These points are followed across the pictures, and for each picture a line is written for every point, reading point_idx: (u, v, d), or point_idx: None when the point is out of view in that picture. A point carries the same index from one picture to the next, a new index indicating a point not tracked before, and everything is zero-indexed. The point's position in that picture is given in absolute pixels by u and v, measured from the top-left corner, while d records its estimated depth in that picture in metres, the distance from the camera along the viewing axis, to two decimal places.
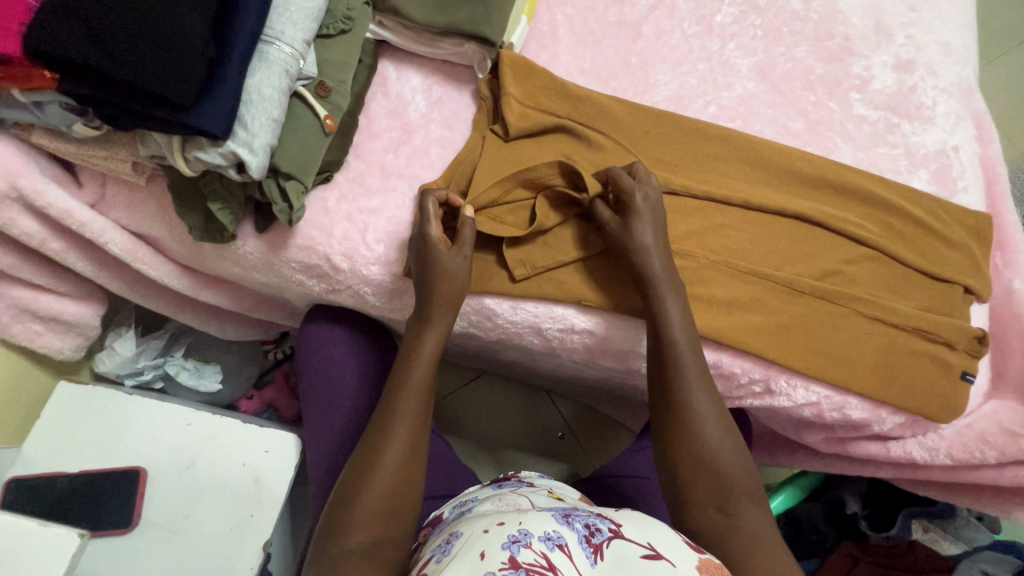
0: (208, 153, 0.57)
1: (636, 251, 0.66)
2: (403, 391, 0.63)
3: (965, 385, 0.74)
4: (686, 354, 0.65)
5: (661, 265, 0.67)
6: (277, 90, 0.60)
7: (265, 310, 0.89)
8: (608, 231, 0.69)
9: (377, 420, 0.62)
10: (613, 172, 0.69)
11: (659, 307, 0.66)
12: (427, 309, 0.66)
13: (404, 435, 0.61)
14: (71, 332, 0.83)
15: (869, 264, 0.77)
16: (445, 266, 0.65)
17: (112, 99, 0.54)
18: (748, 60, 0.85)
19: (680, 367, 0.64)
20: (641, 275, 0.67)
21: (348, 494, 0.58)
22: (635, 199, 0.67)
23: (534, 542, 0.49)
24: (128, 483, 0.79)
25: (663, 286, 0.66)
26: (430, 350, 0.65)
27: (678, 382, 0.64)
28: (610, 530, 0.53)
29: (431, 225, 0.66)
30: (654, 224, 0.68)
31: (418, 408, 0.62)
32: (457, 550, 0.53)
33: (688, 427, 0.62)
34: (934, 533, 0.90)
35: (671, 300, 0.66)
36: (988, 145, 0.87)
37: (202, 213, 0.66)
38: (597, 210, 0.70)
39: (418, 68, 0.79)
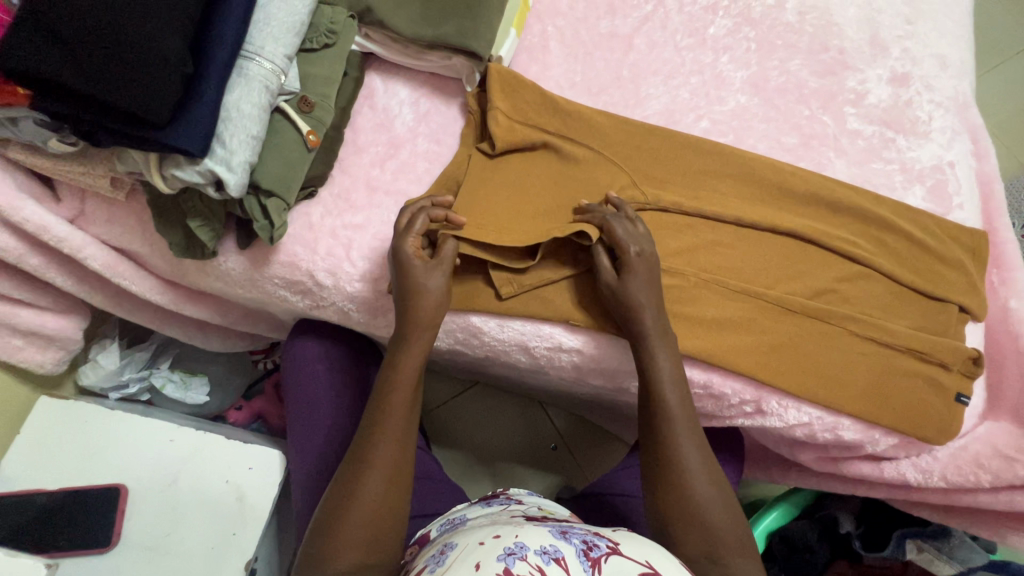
0: (186, 171, 0.56)
1: (631, 306, 0.65)
2: (386, 413, 0.61)
3: (959, 406, 0.73)
4: (676, 407, 0.65)
5: (656, 317, 0.65)
6: (257, 107, 0.59)
7: (251, 323, 0.88)
8: (603, 282, 0.67)
9: (360, 439, 0.61)
10: (608, 224, 0.67)
11: (650, 359, 0.65)
12: (408, 330, 0.64)
13: (387, 458, 0.59)
14: (52, 346, 0.81)
15: (863, 282, 0.75)
16: (424, 288, 0.64)
17: (86, 116, 0.52)
18: (742, 73, 0.84)
19: (670, 422, 0.65)
20: (635, 329, 0.66)
21: (332, 520, 0.57)
22: (631, 260, 0.66)
23: (529, 555, 0.49)
24: (108, 501, 0.77)
25: (651, 337, 0.65)
26: (413, 364, 0.64)
27: (666, 434, 0.65)
28: (607, 547, 0.51)
29: (409, 238, 0.64)
30: (650, 274, 0.66)
31: (401, 431, 0.61)
32: (451, 561, 0.51)
33: (678, 482, 0.62)
34: (928, 552, 0.86)
35: (664, 354, 0.65)
36: (985, 160, 0.86)
37: (182, 230, 0.65)
38: (597, 254, 0.68)
39: (406, 81, 0.78)
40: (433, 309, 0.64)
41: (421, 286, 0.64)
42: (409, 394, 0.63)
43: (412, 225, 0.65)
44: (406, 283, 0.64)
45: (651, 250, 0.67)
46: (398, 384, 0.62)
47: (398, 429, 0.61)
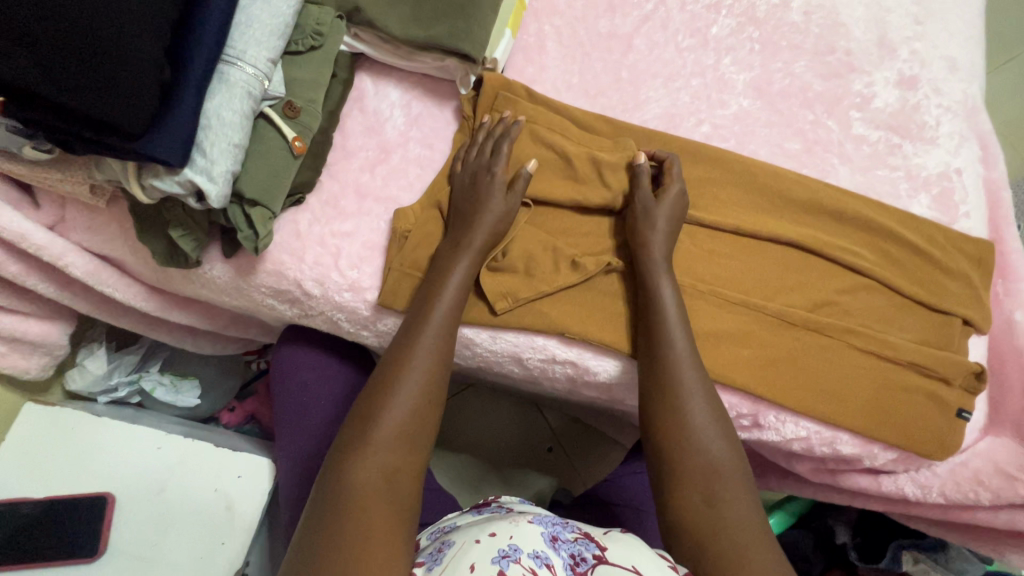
0: (164, 181, 0.54)
1: (648, 236, 0.67)
2: (421, 327, 0.61)
3: (960, 422, 0.71)
4: (678, 334, 0.64)
5: (666, 248, 0.67)
6: (238, 114, 0.56)
7: (241, 328, 0.86)
8: (638, 198, 0.69)
9: (394, 349, 0.61)
10: (670, 158, 0.71)
11: (651, 287, 0.66)
12: (451, 260, 0.65)
13: (411, 386, 0.58)
14: (37, 352, 0.80)
15: (865, 294, 0.73)
16: (481, 204, 0.67)
17: (58, 124, 0.50)
18: (744, 76, 0.81)
19: (671, 347, 0.64)
20: (642, 258, 0.67)
21: (354, 434, 0.55)
22: (671, 189, 0.70)
23: (523, 559, 0.48)
24: (94, 510, 0.76)
25: (656, 270, 0.66)
26: (453, 289, 0.63)
27: (675, 364, 0.63)
28: (595, 557, 0.51)
29: (499, 163, 0.68)
30: (674, 215, 0.69)
31: (432, 359, 0.60)
32: (449, 559, 0.51)
33: (676, 408, 0.61)
34: (925, 564, 0.85)
35: (665, 279, 0.66)
36: (993, 167, 0.84)
37: (164, 238, 0.63)
38: (640, 175, 0.70)
39: (397, 82, 0.75)
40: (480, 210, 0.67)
41: (481, 201, 0.67)
42: (444, 322, 0.62)
43: (499, 151, 0.69)
44: (475, 200, 0.67)
45: (680, 195, 0.70)
46: (427, 319, 0.61)
47: (427, 359, 0.60)
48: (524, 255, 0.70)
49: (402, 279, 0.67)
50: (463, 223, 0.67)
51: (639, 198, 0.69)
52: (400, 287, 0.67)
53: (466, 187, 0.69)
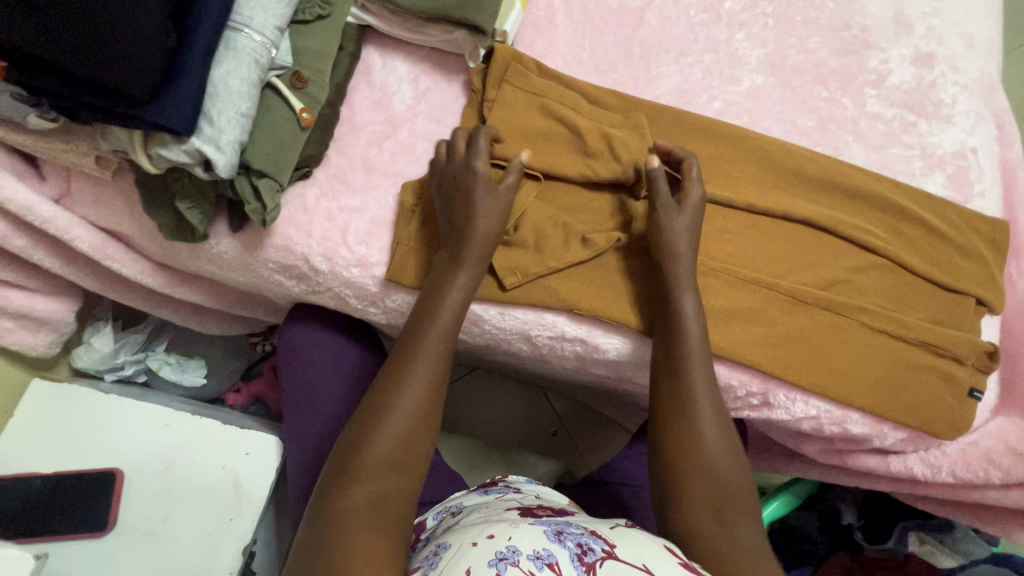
0: (171, 150, 0.53)
1: (672, 242, 0.66)
2: (423, 337, 0.59)
3: (972, 401, 0.71)
4: (696, 354, 0.63)
5: (689, 257, 0.66)
6: (246, 82, 0.55)
7: (247, 306, 0.86)
8: (658, 201, 0.66)
9: (396, 359, 0.59)
10: (688, 158, 0.69)
11: (674, 304, 0.64)
12: (451, 265, 0.62)
13: (410, 405, 0.56)
14: (44, 328, 0.80)
15: (878, 273, 0.73)
16: (475, 213, 0.62)
17: (64, 90, 0.49)
18: (758, 52, 0.80)
19: (687, 369, 0.62)
20: (667, 265, 0.65)
21: (352, 449, 0.54)
22: (693, 194, 0.68)
23: (521, 561, 0.46)
24: (104, 485, 0.76)
25: (681, 281, 0.65)
26: (457, 295, 0.61)
27: (686, 380, 0.62)
28: (602, 551, 0.49)
29: (478, 158, 0.64)
30: (693, 223, 0.67)
31: (433, 370, 0.58)
32: (445, 564, 0.49)
33: (687, 432, 0.61)
34: (930, 545, 0.89)
35: (689, 295, 0.64)
36: (1010, 146, 0.82)
37: (171, 211, 0.62)
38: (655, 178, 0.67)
39: (405, 56, 0.74)
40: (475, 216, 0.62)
41: (470, 200, 0.63)
42: (445, 332, 0.60)
43: (476, 146, 0.65)
44: (463, 202, 0.63)
45: (700, 200, 0.68)
46: (426, 334, 0.59)
47: (425, 378, 0.58)
48: (535, 230, 0.69)
49: (410, 254, 0.67)
50: (457, 232, 0.63)
51: (661, 201, 0.66)
52: (409, 262, 0.67)
53: (453, 189, 0.64)
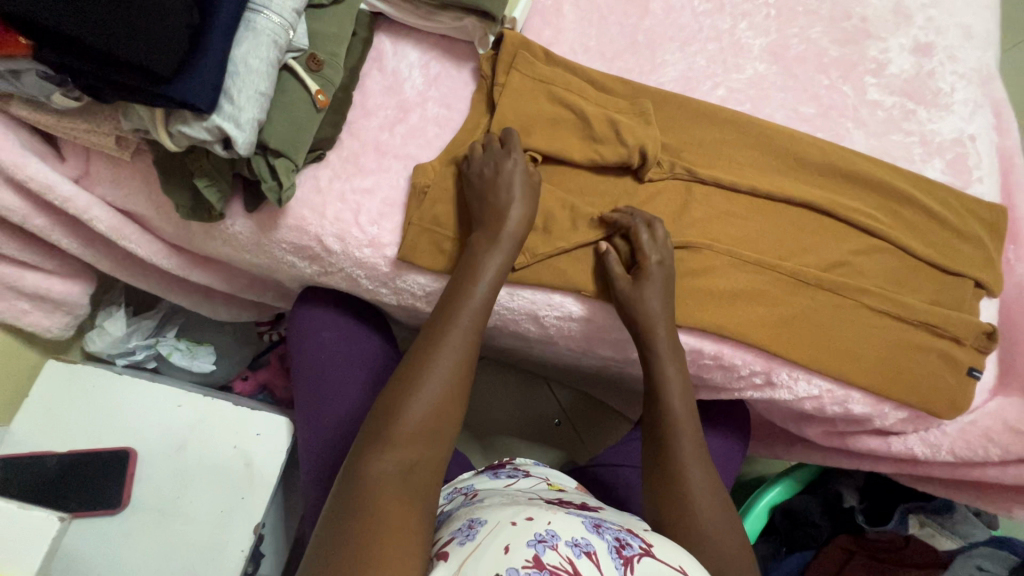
0: (192, 127, 0.55)
1: (645, 320, 0.65)
2: (458, 313, 0.60)
3: (971, 381, 0.72)
4: (682, 417, 0.65)
5: (666, 328, 0.66)
6: (264, 62, 0.57)
7: (258, 291, 0.87)
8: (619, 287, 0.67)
9: (431, 333, 0.59)
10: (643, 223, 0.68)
11: (659, 370, 0.66)
12: (484, 245, 0.64)
13: (443, 379, 0.57)
14: (59, 311, 0.81)
15: (879, 256, 0.74)
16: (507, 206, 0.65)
17: (90, 68, 0.51)
18: (761, 41, 0.81)
19: (677, 438, 0.65)
20: (647, 339, 0.66)
21: (388, 416, 0.55)
22: (650, 267, 0.67)
23: (561, 546, 0.46)
24: (117, 465, 0.77)
25: (662, 355, 0.66)
26: (490, 275, 0.63)
27: (672, 444, 0.64)
28: (639, 547, 0.50)
29: (516, 154, 0.68)
30: (663, 291, 0.66)
31: (468, 346, 0.59)
32: (482, 537, 0.49)
33: (678, 502, 0.61)
34: (930, 527, 0.91)
35: (670, 364, 0.66)
36: (1007, 134, 0.84)
37: (189, 190, 0.64)
38: (610, 261, 0.68)
39: (416, 43, 0.76)
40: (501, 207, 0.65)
41: (502, 186, 0.66)
42: (478, 311, 0.61)
43: (510, 143, 0.69)
44: (494, 189, 0.66)
45: (669, 262, 0.68)
46: (460, 313, 0.60)
47: (459, 355, 0.58)
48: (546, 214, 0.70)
49: (421, 235, 0.68)
50: (489, 216, 0.65)
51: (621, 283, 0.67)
52: (419, 242, 0.68)
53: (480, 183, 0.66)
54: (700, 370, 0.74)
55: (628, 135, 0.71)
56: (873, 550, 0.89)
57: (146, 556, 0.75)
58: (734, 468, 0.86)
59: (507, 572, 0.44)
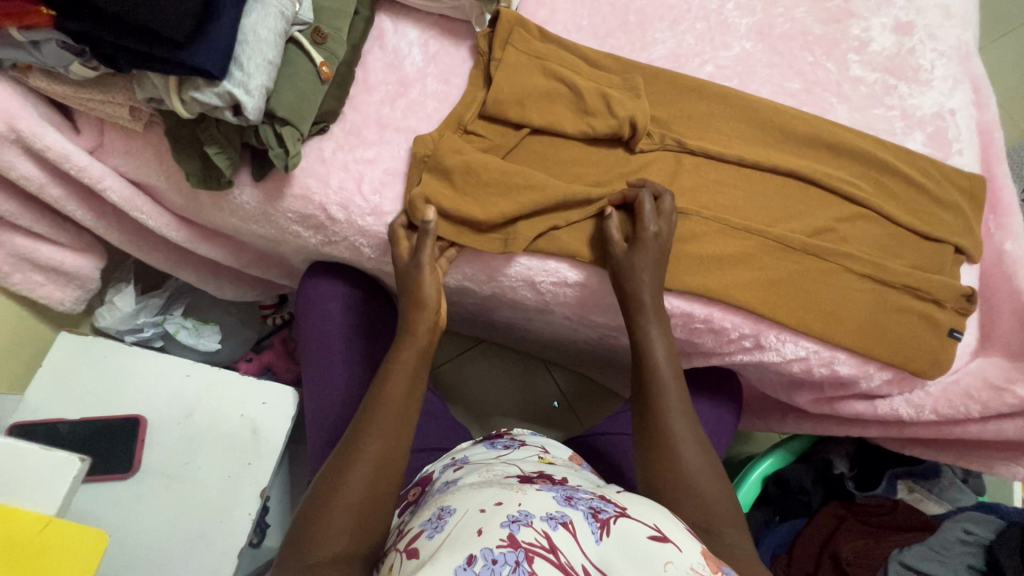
0: (204, 93, 0.58)
1: (633, 282, 0.67)
2: (384, 393, 0.60)
3: (952, 341, 0.75)
4: (669, 380, 0.66)
5: (651, 293, 0.67)
6: (272, 32, 0.61)
7: (263, 267, 0.90)
8: (614, 254, 0.69)
9: (360, 418, 0.59)
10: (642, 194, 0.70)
11: (642, 334, 0.68)
12: (418, 291, 0.65)
13: (369, 469, 0.55)
14: (71, 283, 0.84)
15: (862, 223, 0.77)
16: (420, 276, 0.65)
17: (108, 36, 0.54)
18: (747, 20, 0.85)
19: (663, 396, 0.65)
20: (631, 305, 0.68)
21: (320, 505, 0.54)
22: (647, 234, 0.68)
23: (535, 522, 0.45)
24: (128, 431, 0.80)
25: (647, 313, 0.67)
26: (410, 354, 0.63)
27: (656, 395, 0.65)
28: (615, 510, 0.49)
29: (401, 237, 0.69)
30: (656, 257, 0.68)
31: (396, 425, 0.58)
32: (451, 527, 0.47)
33: (666, 452, 0.62)
34: (919, 492, 0.95)
35: (653, 326, 0.67)
36: (986, 109, 0.87)
37: (199, 159, 0.67)
38: (609, 227, 0.70)
39: (415, 23, 0.79)
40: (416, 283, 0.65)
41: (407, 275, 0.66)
42: (404, 389, 0.60)
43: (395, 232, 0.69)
44: (404, 269, 0.67)
45: (668, 234, 0.69)
46: (383, 407, 0.59)
47: (383, 449, 0.57)
48: (527, 185, 0.71)
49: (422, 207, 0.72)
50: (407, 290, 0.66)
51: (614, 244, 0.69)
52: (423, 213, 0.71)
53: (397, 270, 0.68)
54: (691, 334, 0.77)
55: (619, 108, 0.74)
56: (861, 514, 0.93)
57: (155, 520, 0.77)
58: (727, 437, 0.88)
59: (482, 553, 0.43)
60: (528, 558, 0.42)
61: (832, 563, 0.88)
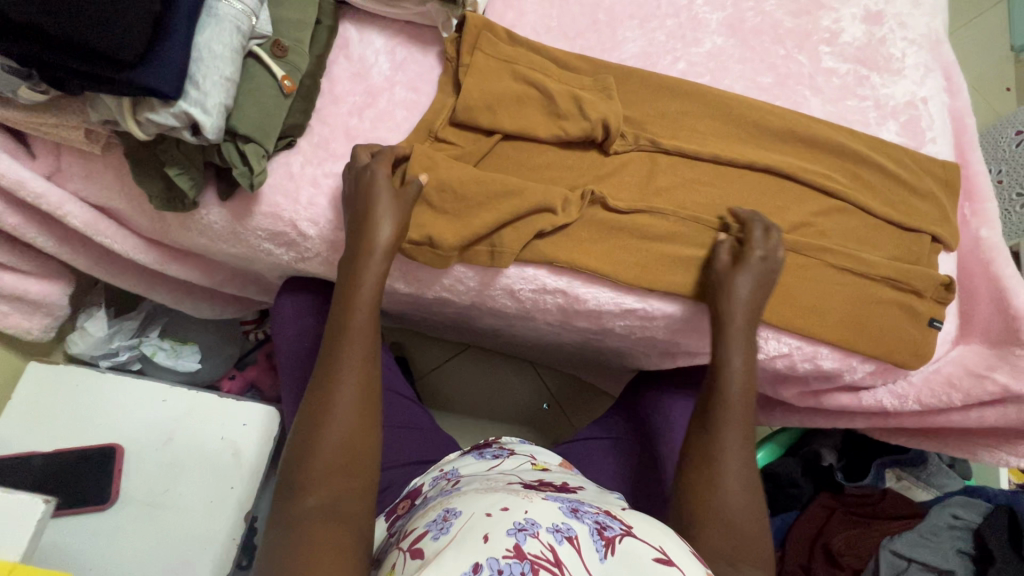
0: (159, 114, 0.56)
1: (728, 298, 0.67)
2: (348, 320, 0.60)
3: (933, 331, 0.75)
4: (737, 398, 0.63)
5: (744, 317, 0.66)
6: (228, 48, 0.59)
7: (238, 284, 0.88)
8: (715, 270, 0.69)
9: (326, 355, 0.58)
10: (751, 220, 0.70)
11: (722, 354, 0.65)
12: (375, 224, 0.63)
13: (348, 403, 0.55)
14: (38, 312, 0.81)
15: (839, 216, 0.77)
16: (377, 218, 0.63)
17: (55, 57, 0.52)
18: (717, 15, 0.84)
19: (728, 414, 0.63)
20: (722, 325, 0.66)
21: (301, 457, 0.53)
22: (752, 257, 0.68)
23: (542, 533, 0.45)
24: (104, 461, 0.78)
25: (733, 330, 0.66)
26: (371, 279, 0.62)
27: (724, 411, 0.63)
28: (621, 528, 0.48)
29: (381, 166, 0.66)
30: (757, 281, 0.67)
31: (364, 354, 0.58)
32: (457, 529, 0.46)
33: (710, 476, 0.59)
34: (907, 481, 0.97)
35: (737, 353, 0.65)
36: (957, 96, 0.87)
37: (162, 180, 0.65)
38: (720, 247, 0.70)
39: (381, 30, 0.78)
40: (371, 220, 0.63)
41: (371, 216, 0.63)
42: (367, 316, 0.60)
43: (381, 156, 0.67)
44: (362, 204, 0.64)
45: (775, 261, 0.69)
46: (351, 340, 0.59)
47: (356, 383, 0.57)
48: (497, 194, 0.70)
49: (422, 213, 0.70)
50: (357, 228, 0.64)
51: (719, 258, 0.69)
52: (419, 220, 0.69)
53: (358, 191, 0.65)
54: (674, 335, 0.77)
55: (591, 111, 0.73)
56: (851, 505, 0.93)
57: (135, 551, 0.75)
58: None
59: (488, 563, 0.43)
60: (534, 570, 0.42)
61: (825, 556, 0.88)
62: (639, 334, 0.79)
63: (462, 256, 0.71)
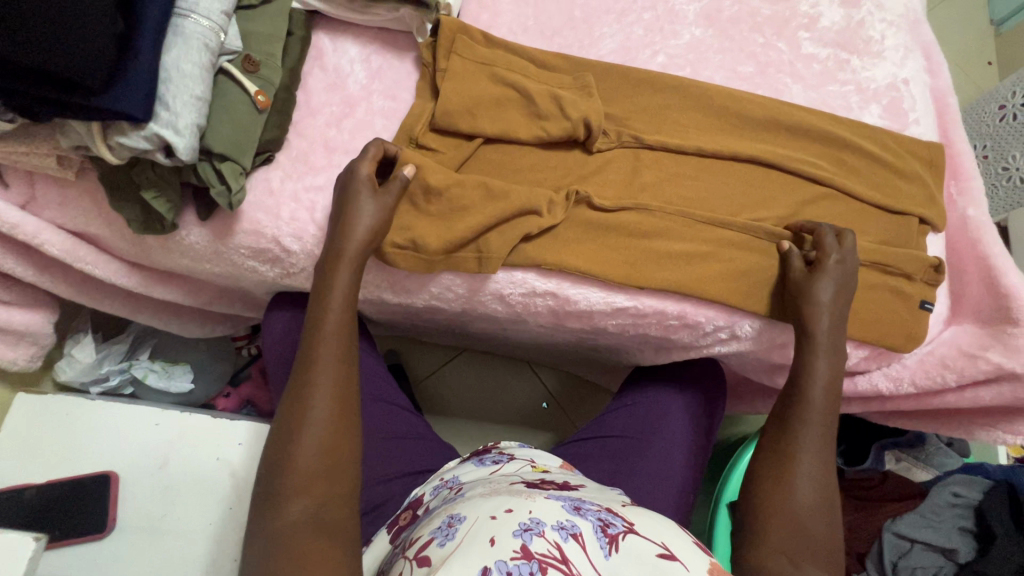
0: (130, 137, 0.55)
1: (811, 303, 0.67)
2: (324, 326, 0.59)
3: (925, 313, 0.75)
4: (817, 402, 0.65)
5: (828, 324, 0.67)
6: (197, 66, 0.58)
7: (225, 302, 0.87)
8: (790, 278, 0.70)
9: (303, 361, 0.57)
10: (821, 228, 0.71)
11: (808, 364, 0.66)
12: (351, 226, 0.63)
13: (324, 409, 0.55)
14: (23, 341, 0.80)
15: (826, 203, 0.77)
16: (354, 219, 0.63)
17: (18, 86, 0.51)
18: (694, 6, 0.83)
19: (806, 417, 0.64)
20: (805, 336, 0.67)
21: (279, 467, 0.52)
22: (828, 261, 0.69)
23: (547, 531, 0.44)
24: (100, 489, 0.77)
25: (820, 343, 0.67)
26: (344, 285, 0.61)
27: (801, 413, 0.64)
28: (624, 525, 0.47)
29: (363, 164, 0.65)
30: (838, 287, 0.68)
31: (341, 357, 0.58)
32: (463, 535, 0.46)
33: (779, 475, 0.61)
34: (907, 461, 0.96)
35: (822, 358, 0.66)
36: (939, 76, 0.87)
37: (138, 204, 0.64)
38: (791, 255, 0.71)
39: (355, 38, 0.77)
40: (348, 225, 0.63)
41: (349, 222, 0.63)
42: (340, 319, 0.60)
43: (364, 154, 0.66)
44: (345, 207, 0.63)
45: (850, 263, 0.70)
46: (326, 341, 0.58)
47: (333, 389, 0.56)
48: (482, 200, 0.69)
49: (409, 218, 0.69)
50: (337, 231, 0.63)
51: (792, 266, 0.70)
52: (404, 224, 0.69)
53: (343, 192, 0.65)
54: (667, 331, 0.76)
55: (572, 112, 0.72)
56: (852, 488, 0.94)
57: None
58: (716, 426, 0.88)
59: (496, 565, 0.42)
60: (542, 569, 0.42)
61: None
62: (633, 332, 0.78)
63: (448, 260, 0.69)
